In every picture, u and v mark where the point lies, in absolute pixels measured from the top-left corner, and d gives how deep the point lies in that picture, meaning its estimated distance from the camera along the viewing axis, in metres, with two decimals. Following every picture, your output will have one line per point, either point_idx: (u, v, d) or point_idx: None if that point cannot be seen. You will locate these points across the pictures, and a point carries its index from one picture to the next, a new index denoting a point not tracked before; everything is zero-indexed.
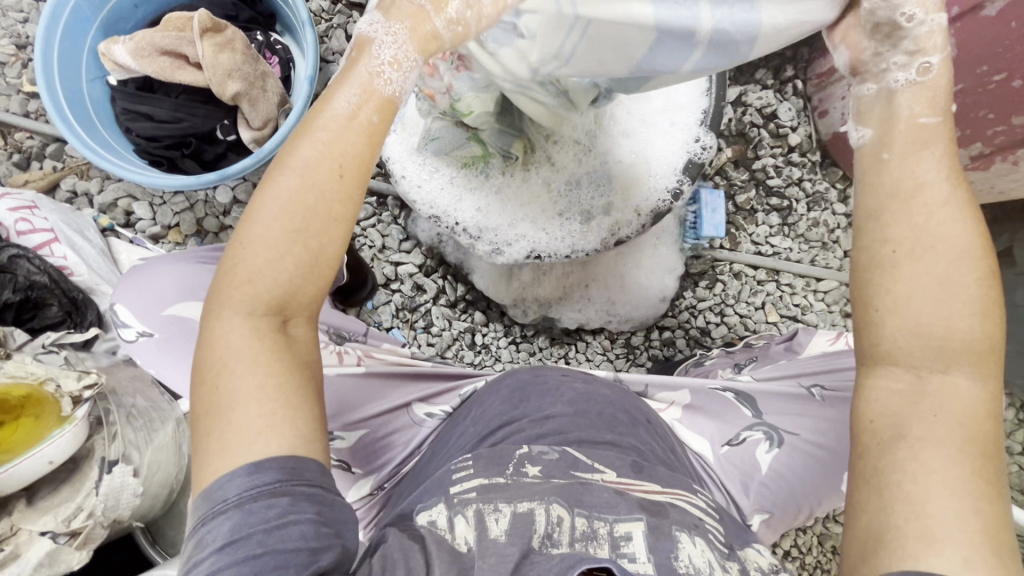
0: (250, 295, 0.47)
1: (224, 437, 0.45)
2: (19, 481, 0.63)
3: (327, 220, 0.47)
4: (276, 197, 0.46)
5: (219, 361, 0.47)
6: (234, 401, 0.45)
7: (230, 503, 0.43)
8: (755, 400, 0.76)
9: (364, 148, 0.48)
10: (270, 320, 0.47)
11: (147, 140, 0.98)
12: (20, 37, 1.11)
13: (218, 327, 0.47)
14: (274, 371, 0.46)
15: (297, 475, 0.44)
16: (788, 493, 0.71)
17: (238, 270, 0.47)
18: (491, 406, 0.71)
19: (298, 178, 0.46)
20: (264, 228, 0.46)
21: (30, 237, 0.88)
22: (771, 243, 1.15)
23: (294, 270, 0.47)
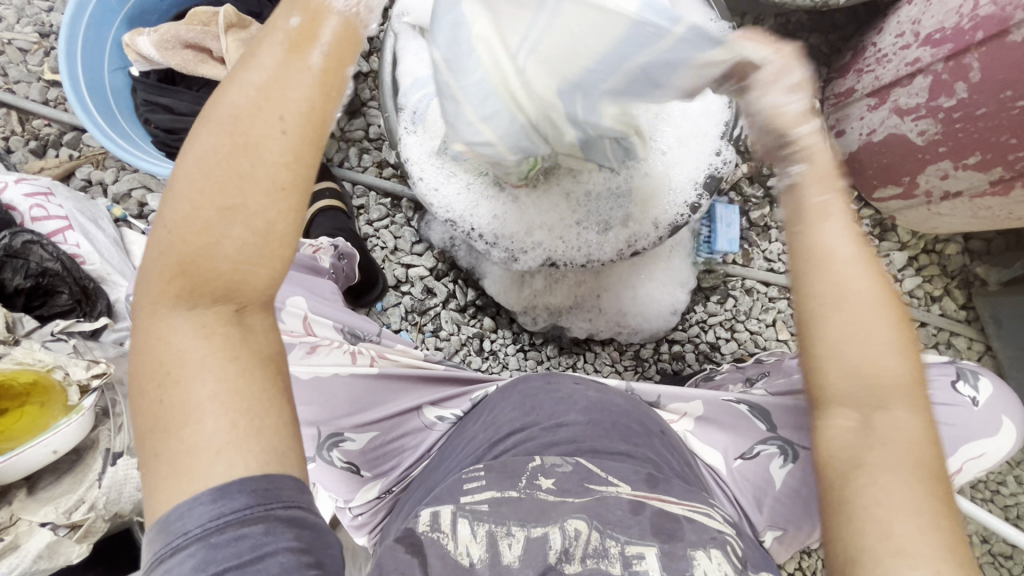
0: (193, 286, 0.41)
1: (178, 458, 0.39)
2: (22, 470, 0.62)
3: (268, 190, 0.41)
4: (197, 160, 0.41)
5: (162, 364, 0.41)
6: (192, 405, 0.40)
7: (192, 536, 0.38)
8: (769, 414, 0.72)
9: (310, 96, 0.42)
10: (222, 306, 0.42)
11: (165, 131, 0.98)
12: (45, 26, 1.12)
13: (160, 326, 0.42)
14: (229, 376, 0.41)
15: (270, 499, 0.39)
16: (803, 510, 0.67)
17: (173, 254, 0.41)
18: (503, 412, 0.70)
19: (224, 134, 0.41)
20: (191, 192, 0.41)
21: (44, 224, 0.88)
22: (784, 261, 1.14)
23: (234, 243, 0.41)
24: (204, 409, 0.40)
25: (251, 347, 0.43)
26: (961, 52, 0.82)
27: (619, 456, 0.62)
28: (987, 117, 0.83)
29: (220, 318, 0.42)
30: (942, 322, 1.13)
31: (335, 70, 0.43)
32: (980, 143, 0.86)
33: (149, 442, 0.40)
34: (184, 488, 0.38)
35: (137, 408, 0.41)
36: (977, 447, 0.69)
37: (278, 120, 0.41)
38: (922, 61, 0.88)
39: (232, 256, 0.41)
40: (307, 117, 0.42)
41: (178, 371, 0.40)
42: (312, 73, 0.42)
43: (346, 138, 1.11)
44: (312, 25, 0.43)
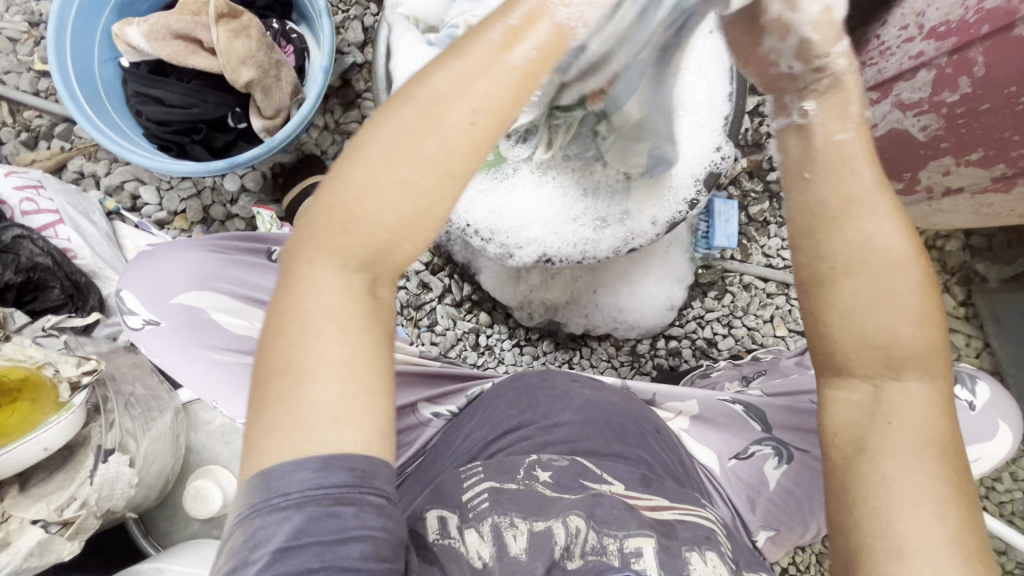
0: (347, 244, 0.41)
1: (297, 412, 0.40)
2: (14, 466, 0.62)
3: (437, 174, 0.41)
4: (390, 133, 0.41)
5: (299, 314, 0.41)
6: (318, 365, 0.41)
7: (291, 500, 0.39)
8: (765, 415, 0.71)
9: (500, 93, 0.41)
10: (363, 274, 0.42)
11: (157, 123, 0.97)
12: (34, 15, 1.10)
13: (303, 276, 0.42)
14: (362, 345, 0.42)
15: (365, 481, 0.40)
16: (796, 511, 0.67)
17: (335, 211, 0.41)
18: (499, 409, 0.70)
19: (419, 120, 0.40)
20: (373, 165, 0.41)
21: (35, 218, 0.87)
22: (783, 256, 1.14)
23: (388, 218, 0.41)
24: (332, 377, 0.41)
25: (378, 326, 0.43)
26: (965, 47, 0.80)
27: (615, 457, 0.62)
28: (992, 112, 0.81)
29: (360, 285, 0.42)
30: None
31: (532, 72, 0.42)
32: (984, 139, 0.84)
33: (273, 388, 0.41)
34: (296, 443, 0.40)
35: (265, 349, 0.42)
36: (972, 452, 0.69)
37: (470, 110, 0.41)
38: (925, 54, 0.87)
39: (388, 227, 0.41)
40: (496, 116, 0.41)
41: (310, 329, 0.41)
42: (514, 73, 0.41)
43: (340, 131, 1.10)
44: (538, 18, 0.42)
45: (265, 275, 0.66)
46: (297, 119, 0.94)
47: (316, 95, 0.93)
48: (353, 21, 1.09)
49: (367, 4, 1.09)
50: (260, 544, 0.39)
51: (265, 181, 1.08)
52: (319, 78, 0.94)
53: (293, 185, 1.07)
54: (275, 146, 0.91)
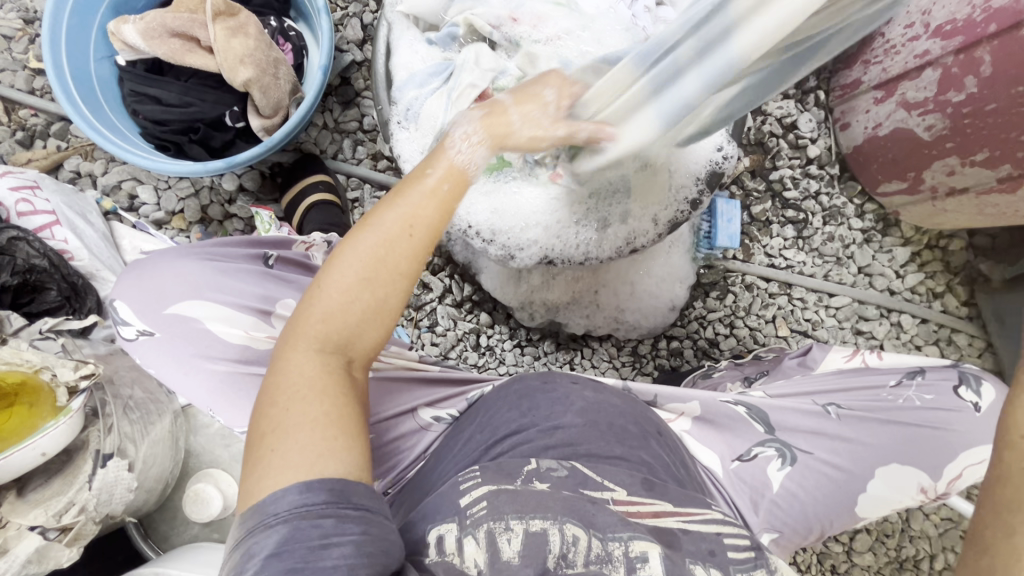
0: (321, 336, 0.49)
1: (285, 453, 0.43)
2: (12, 472, 0.61)
3: (393, 275, 0.50)
4: (354, 251, 0.50)
5: (274, 396, 0.47)
6: (293, 428, 0.45)
7: (280, 517, 0.40)
8: (767, 415, 0.71)
9: (431, 212, 0.51)
10: (334, 360, 0.49)
11: (154, 123, 0.96)
12: (28, 12, 1.09)
13: (283, 366, 0.48)
14: (337, 405, 0.46)
15: (344, 498, 0.42)
16: (801, 514, 0.67)
17: (311, 310, 0.49)
18: (498, 413, 0.69)
19: (377, 238, 0.50)
20: (340, 277, 0.49)
21: (31, 219, 0.86)
22: (785, 256, 1.13)
23: (353, 312, 0.49)
24: (302, 434, 0.44)
25: (349, 391, 0.48)
26: (972, 46, 0.80)
27: (617, 461, 0.61)
28: (999, 112, 0.80)
29: (330, 365, 0.48)
30: (942, 318, 1.11)
31: (459, 197, 0.53)
32: (990, 140, 0.84)
33: (254, 455, 0.44)
34: (285, 476, 0.42)
35: (255, 419, 0.46)
36: (973, 455, 0.67)
37: (412, 227, 0.51)
38: (931, 53, 0.86)
39: (354, 321, 0.49)
40: (435, 233, 0.52)
41: (284, 401, 0.46)
42: (444, 198, 0.52)
43: (339, 130, 1.09)
44: (449, 168, 0.53)
45: (260, 283, 0.66)
46: (295, 118, 0.93)
47: (314, 94, 0.92)
48: (352, 18, 1.08)
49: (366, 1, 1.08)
50: (251, 556, 0.39)
51: (264, 180, 1.08)
52: (318, 76, 0.93)
53: (291, 185, 1.05)
54: (274, 146, 0.90)
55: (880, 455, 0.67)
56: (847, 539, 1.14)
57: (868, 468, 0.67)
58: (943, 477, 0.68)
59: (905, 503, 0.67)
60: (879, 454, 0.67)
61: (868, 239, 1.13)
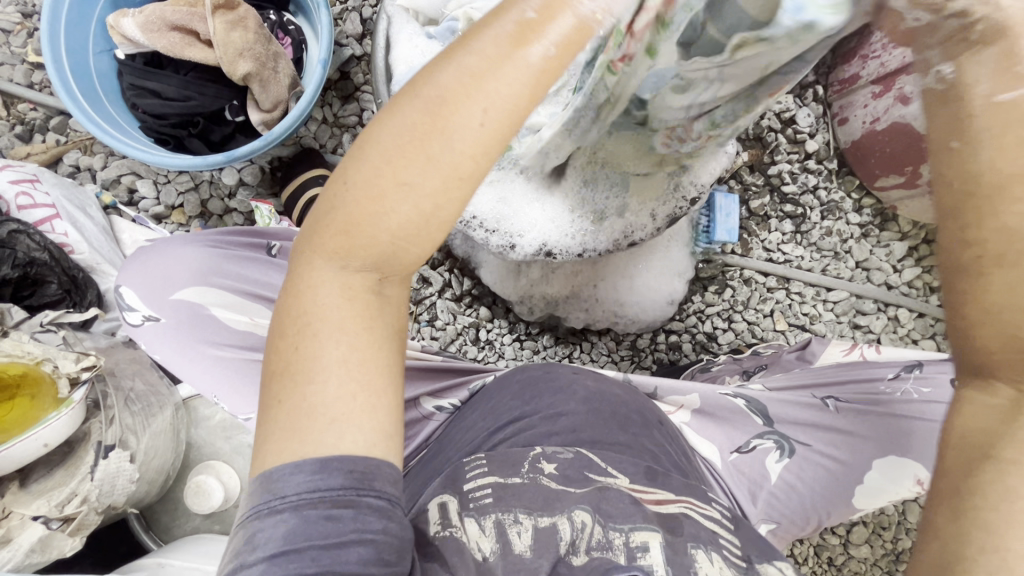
0: (350, 246, 0.40)
1: (298, 413, 0.40)
2: (14, 463, 0.61)
3: (447, 171, 0.39)
4: (395, 126, 0.39)
5: (305, 311, 0.41)
6: (324, 365, 0.40)
7: (288, 502, 0.39)
8: (766, 408, 0.71)
9: (506, 85, 0.38)
10: (367, 275, 0.41)
11: (154, 117, 0.96)
12: (27, 6, 1.08)
13: (310, 276, 0.41)
14: (362, 342, 0.41)
15: (365, 484, 0.40)
16: (797, 504, 0.68)
17: (335, 213, 0.40)
18: (503, 400, 0.70)
19: (429, 111, 0.38)
20: (372, 164, 0.39)
21: (31, 212, 0.86)
22: (783, 251, 1.13)
23: (393, 208, 0.39)
24: (335, 376, 0.40)
25: (384, 327, 0.42)
26: None
27: (622, 450, 0.62)
28: None
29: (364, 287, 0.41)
30: (939, 313, 1.12)
31: (554, 68, 0.39)
32: None
33: (279, 387, 0.41)
34: (297, 445, 0.40)
35: (273, 344, 0.42)
36: None
37: (482, 108, 0.38)
38: None
39: (393, 225, 0.39)
40: (509, 112, 0.38)
41: (315, 324, 0.41)
42: (530, 69, 0.38)
43: (339, 124, 1.09)
44: (565, 15, 0.38)
45: (264, 273, 0.66)
46: (296, 111, 0.93)
47: (314, 87, 0.92)
48: (351, 12, 1.08)
49: None
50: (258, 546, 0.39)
51: (264, 175, 1.08)
52: (316, 70, 0.93)
53: (292, 178, 1.05)
54: (274, 139, 0.90)
55: (877, 447, 0.68)
56: (843, 531, 1.15)
57: (867, 459, 0.67)
58: None
59: (899, 494, 0.67)
60: (876, 445, 0.68)
61: (866, 234, 1.14)
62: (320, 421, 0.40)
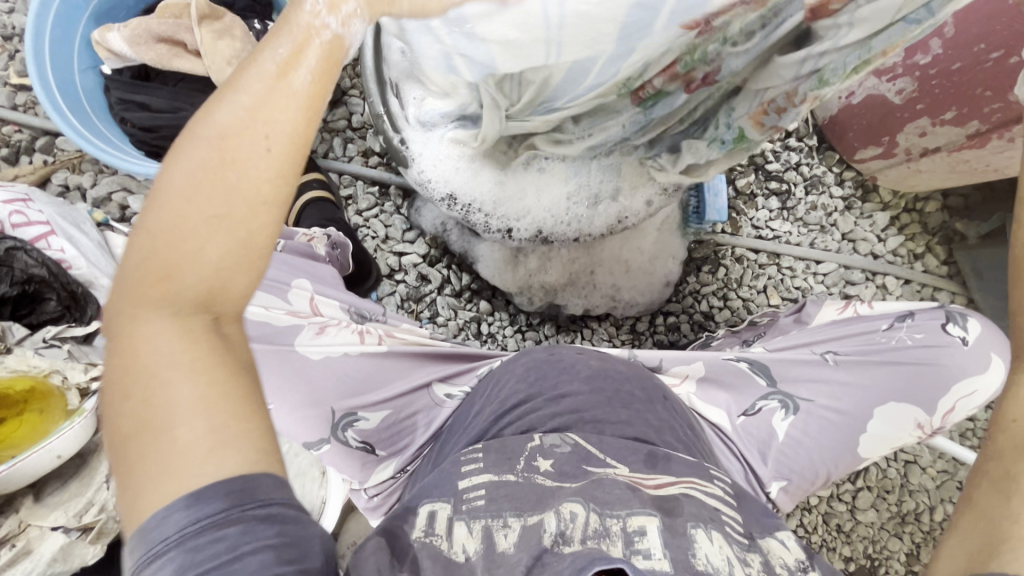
0: (170, 287, 0.37)
1: (158, 467, 0.34)
2: (28, 476, 0.62)
3: (252, 192, 0.38)
4: (185, 162, 0.38)
5: (128, 380, 0.36)
6: (176, 417, 0.35)
7: (170, 542, 0.33)
8: (769, 367, 0.72)
9: (296, 112, 0.40)
10: (198, 317, 0.38)
11: (144, 130, 0.96)
12: (8, 28, 1.08)
13: (137, 332, 0.36)
14: (211, 390, 0.36)
15: (247, 497, 0.34)
16: (807, 460, 0.69)
17: (168, 246, 0.37)
18: (508, 384, 0.71)
19: (209, 141, 0.38)
20: (175, 201, 0.37)
21: (25, 230, 0.85)
22: (771, 227, 1.16)
23: (183, 222, 0.37)
24: (174, 444, 0.35)
25: (227, 345, 0.38)
26: None
27: (624, 430, 0.63)
28: (964, 71, 0.86)
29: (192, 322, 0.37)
30: (925, 278, 1.16)
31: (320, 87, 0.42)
32: (957, 97, 0.88)
33: (124, 447, 0.35)
34: (172, 487, 0.34)
35: (111, 417, 0.36)
36: (965, 385, 0.69)
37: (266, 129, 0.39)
38: None
39: (212, 255, 0.37)
40: (295, 131, 0.40)
41: (130, 382, 0.36)
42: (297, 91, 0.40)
43: (328, 128, 1.10)
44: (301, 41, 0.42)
45: None
46: None
47: None
48: None
49: None
50: None
51: None
52: None
53: None
54: None
55: (877, 395, 0.69)
56: (849, 498, 1.18)
57: (868, 408, 0.69)
58: (937, 412, 0.69)
59: (903, 439, 0.69)
60: (875, 394, 0.69)
61: (849, 206, 1.17)
62: (172, 450, 0.34)
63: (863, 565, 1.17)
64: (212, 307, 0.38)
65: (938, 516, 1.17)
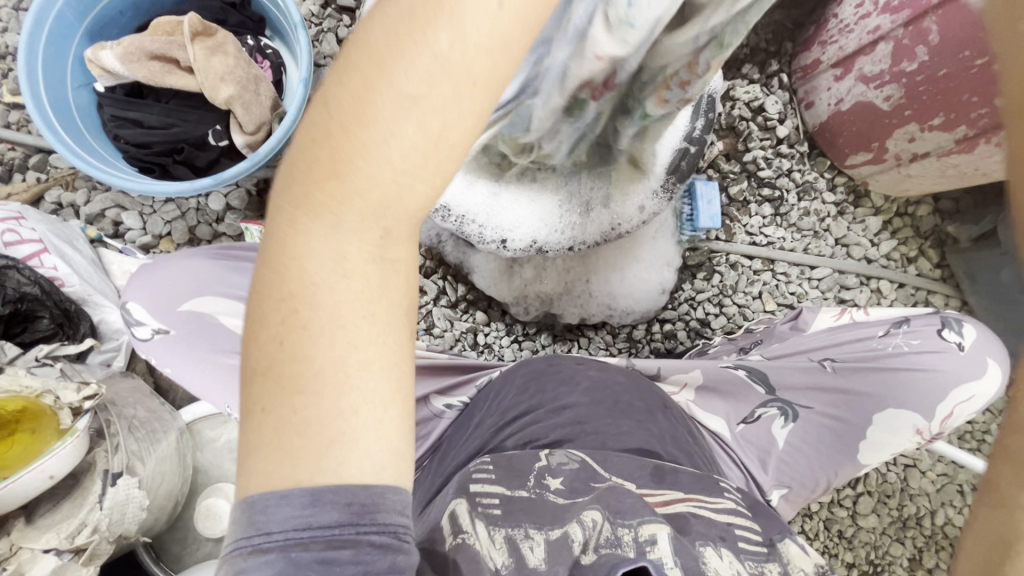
0: (342, 195, 0.34)
1: (304, 411, 0.33)
2: (20, 498, 0.61)
3: (439, 106, 0.34)
4: (374, 51, 0.33)
5: (295, 290, 0.34)
6: (332, 352, 0.34)
7: (274, 541, 0.31)
8: (767, 376, 0.72)
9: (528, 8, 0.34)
10: (366, 232, 0.35)
11: (136, 147, 0.96)
12: (1, 47, 1.08)
13: (305, 236, 0.35)
14: (370, 326, 0.35)
15: (364, 519, 0.33)
16: (807, 467, 0.69)
17: (343, 153, 0.34)
18: (507, 397, 0.71)
19: (407, 31, 0.33)
20: (349, 102, 0.34)
21: (18, 248, 0.84)
22: (765, 233, 1.17)
23: (352, 126, 0.34)
24: (332, 379, 0.33)
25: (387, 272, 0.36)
26: (918, 17, 0.85)
27: (627, 441, 0.63)
28: (950, 77, 0.85)
29: (362, 237, 0.35)
30: (919, 282, 1.17)
31: None
32: (945, 103, 0.88)
33: (278, 369, 0.34)
34: (286, 473, 0.32)
35: (261, 324, 0.35)
36: (962, 392, 0.69)
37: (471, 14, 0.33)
38: (882, 28, 0.91)
39: (382, 174, 0.34)
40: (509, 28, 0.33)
41: (296, 295, 0.34)
42: None
43: None
44: None
45: None
46: (280, 131, 0.95)
47: (297, 106, 0.94)
48: (327, 33, 1.10)
49: (340, 17, 1.11)
50: None
51: (251, 198, 1.07)
52: (298, 89, 0.94)
53: None
54: (260, 160, 0.91)
55: (876, 403, 0.68)
56: (850, 503, 1.17)
57: (866, 416, 0.68)
58: (936, 418, 0.69)
59: (903, 445, 0.68)
60: (873, 402, 0.68)
61: (842, 211, 1.18)
62: (324, 391, 0.33)
63: (865, 571, 1.17)
64: (378, 226, 0.35)
65: (939, 520, 1.17)
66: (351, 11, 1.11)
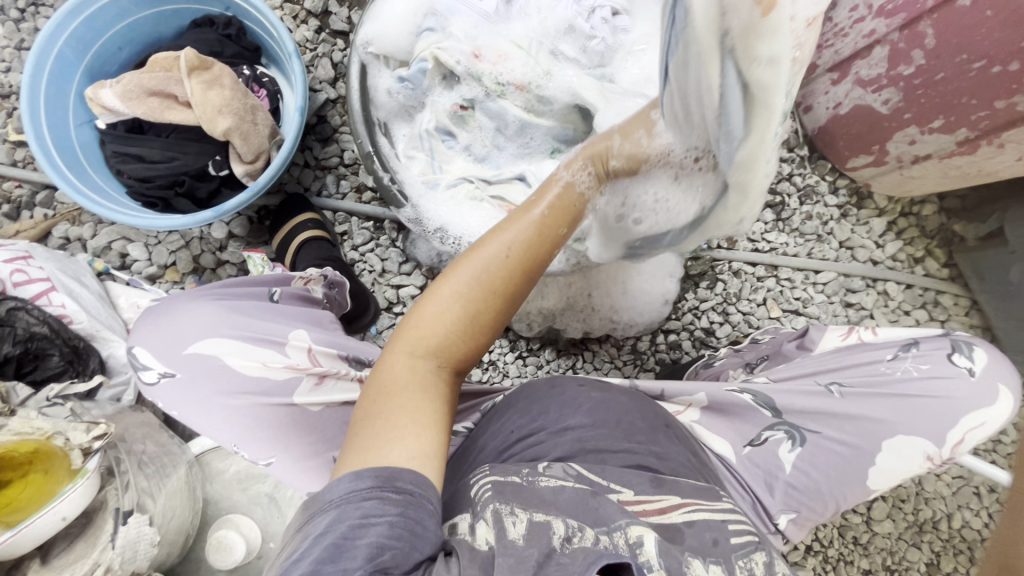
0: (419, 339, 0.56)
1: (370, 438, 0.50)
2: (34, 541, 0.62)
3: (489, 297, 0.58)
4: (456, 278, 0.58)
5: (379, 386, 0.54)
6: (391, 416, 0.51)
7: (334, 502, 0.45)
8: (773, 401, 0.71)
9: (538, 244, 0.61)
10: (428, 361, 0.56)
11: (139, 181, 0.98)
12: (4, 87, 1.10)
13: (393, 359, 0.55)
14: (421, 407, 0.52)
15: (387, 481, 0.46)
16: (815, 490, 0.69)
17: (423, 319, 0.56)
18: (509, 420, 0.70)
19: (475, 266, 0.58)
20: (437, 300, 0.57)
21: (27, 288, 0.86)
22: (767, 240, 1.16)
23: (434, 307, 0.57)
24: (388, 419, 0.51)
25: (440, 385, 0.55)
26: (914, 21, 0.83)
27: (627, 458, 0.63)
28: (948, 80, 0.84)
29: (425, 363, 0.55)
30: (927, 283, 1.15)
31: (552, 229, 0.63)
32: (944, 106, 0.87)
33: (362, 424, 0.52)
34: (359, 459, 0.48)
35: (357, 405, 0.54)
36: (973, 418, 0.69)
37: (510, 251, 0.59)
38: (877, 32, 0.90)
39: (446, 332, 0.56)
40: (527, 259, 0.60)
41: (380, 387, 0.54)
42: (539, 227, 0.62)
43: (321, 166, 1.11)
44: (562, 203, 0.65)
45: (270, 317, 0.68)
46: (278, 159, 0.95)
47: (295, 135, 0.94)
48: (322, 58, 1.11)
49: (334, 41, 1.12)
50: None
51: (251, 225, 1.10)
52: (295, 117, 0.95)
53: (281, 225, 1.07)
54: (260, 190, 0.91)
55: (886, 428, 0.69)
56: (864, 509, 1.16)
57: (876, 441, 0.69)
58: (947, 444, 0.69)
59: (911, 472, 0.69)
60: (887, 428, 0.69)
61: (845, 214, 1.17)
62: (385, 430, 0.50)
63: None
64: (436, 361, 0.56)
65: (955, 523, 1.15)
66: (346, 35, 1.12)
